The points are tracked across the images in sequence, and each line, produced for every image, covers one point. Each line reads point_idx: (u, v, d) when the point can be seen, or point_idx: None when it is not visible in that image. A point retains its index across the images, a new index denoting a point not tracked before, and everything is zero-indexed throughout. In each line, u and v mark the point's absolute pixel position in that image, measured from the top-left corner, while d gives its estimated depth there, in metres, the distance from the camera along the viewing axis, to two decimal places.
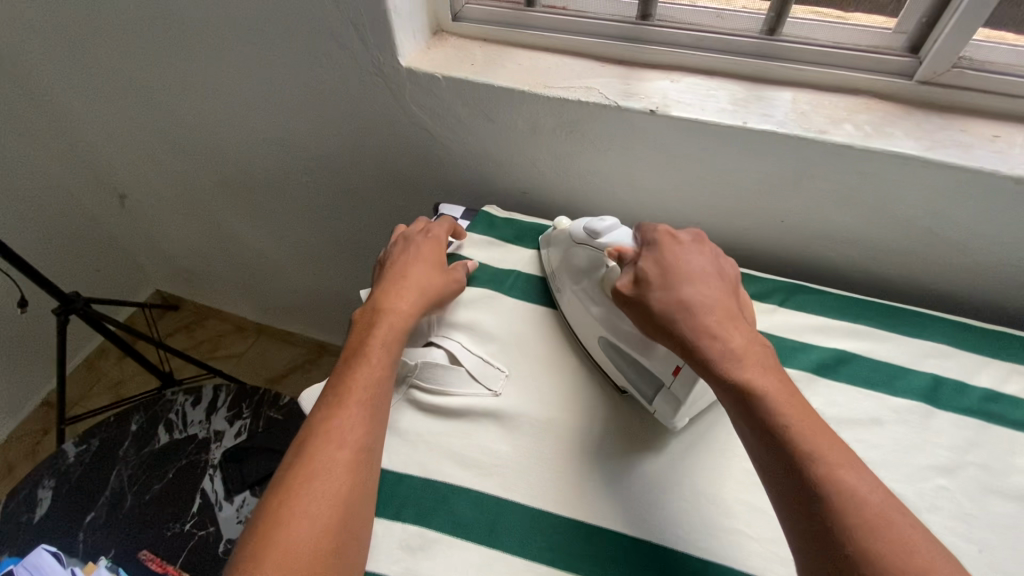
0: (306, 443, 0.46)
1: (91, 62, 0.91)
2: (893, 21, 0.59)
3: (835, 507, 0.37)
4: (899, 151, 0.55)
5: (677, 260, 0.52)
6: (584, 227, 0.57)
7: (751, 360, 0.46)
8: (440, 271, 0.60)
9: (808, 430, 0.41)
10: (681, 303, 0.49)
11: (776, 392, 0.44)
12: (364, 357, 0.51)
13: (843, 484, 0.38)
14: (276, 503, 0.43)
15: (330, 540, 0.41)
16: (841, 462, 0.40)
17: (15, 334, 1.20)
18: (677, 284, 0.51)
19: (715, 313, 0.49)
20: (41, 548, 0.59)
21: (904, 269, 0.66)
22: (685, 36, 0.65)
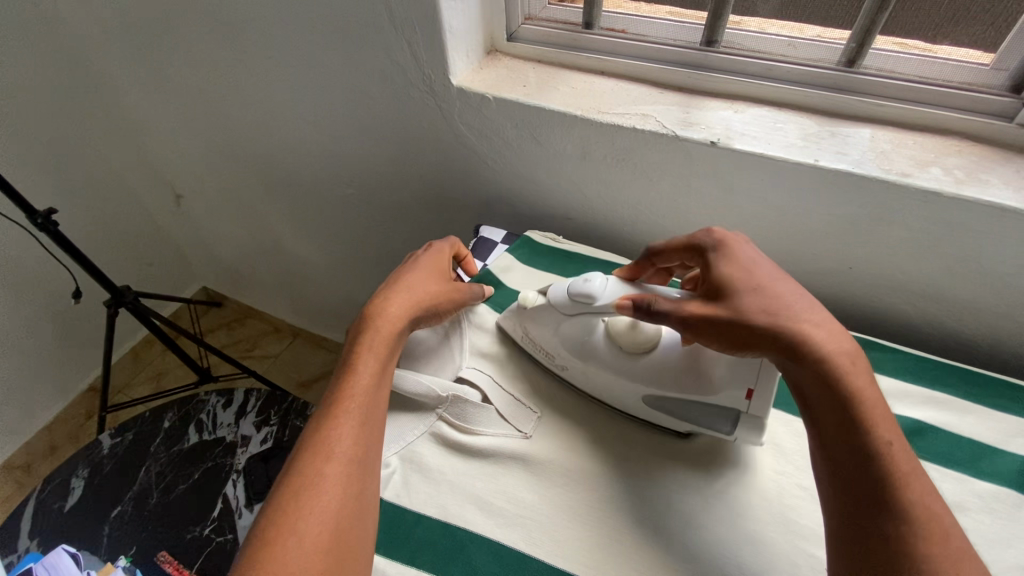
0: (294, 461, 0.43)
1: (158, 66, 0.95)
2: (989, 57, 0.54)
3: (924, 550, 0.35)
4: (995, 202, 0.49)
5: (761, 265, 0.47)
6: (569, 294, 0.53)
7: (851, 372, 0.41)
8: (443, 284, 0.57)
9: (901, 448, 0.39)
10: (784, 310, 0.44)
11: (878, 410, 0.40)
12: (356, 369, 0.49)
13: (932, 520, 0.36)
14: (265, 529, 0.40)
15: (322, 561, 0.39)
16: (924, 486, 0.37)
17: (68, 321, 1.26)
18: (777, 290, 0.45)
19: (816, 319, 0.43)
20: (61, 549, 0.61)
21: (990, 330, 0.59)
22: (753, 65, 0.61)
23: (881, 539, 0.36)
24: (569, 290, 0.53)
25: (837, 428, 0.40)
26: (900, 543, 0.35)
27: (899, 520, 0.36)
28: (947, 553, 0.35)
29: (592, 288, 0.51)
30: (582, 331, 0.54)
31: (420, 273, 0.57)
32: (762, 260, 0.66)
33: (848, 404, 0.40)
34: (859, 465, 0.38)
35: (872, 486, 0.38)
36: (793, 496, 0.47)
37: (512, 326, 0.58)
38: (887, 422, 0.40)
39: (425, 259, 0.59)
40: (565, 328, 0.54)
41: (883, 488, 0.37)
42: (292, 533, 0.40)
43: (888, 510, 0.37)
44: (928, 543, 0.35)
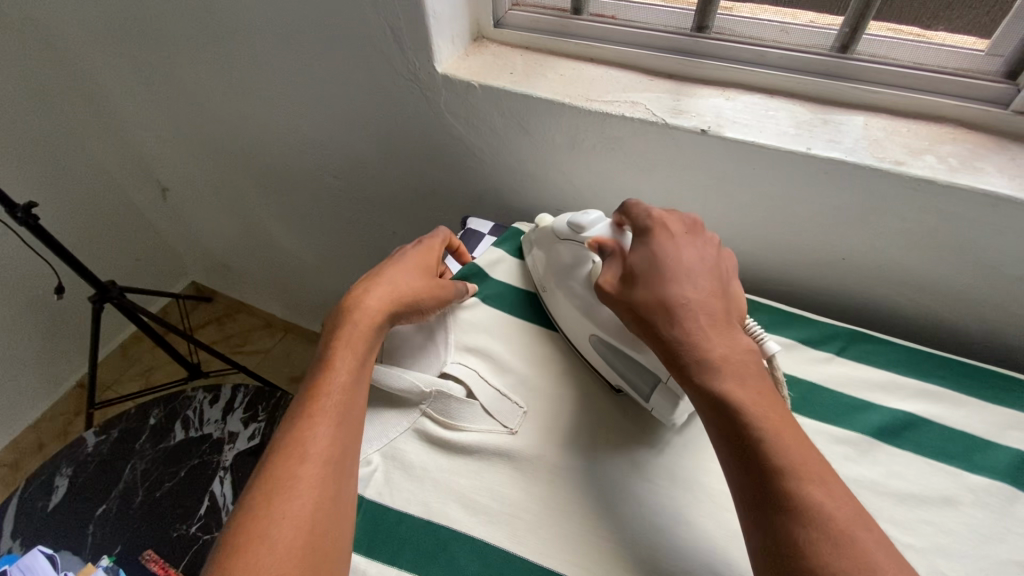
0: (268, 463, 0.43)
1: (138, 55, 0.92)
2: (985, 43, 0.52)
3: (805, 544, 0.34)
4: (989, 190, 0.48)
5: (670, 257, 0.48)
6: (568, 223, 0.57)
7: (728, 369, 0.42)
8: (430, 279, 0.57)
9: (786, 440, 0.39)
10: (668, 304, 0.46)
11: (753, 401, 0.41)
12: (334, 368, 0.48)
13: (813, 512, 0.35)
14: (236, 533, 0.39)
15: (295, 566, 0.38)
16: (811, 477, 0.37)
17: (53, 317, 1.24)
18: (663, 284, 0.47)
19: (696, 315, 0.45)
20: (37, 550, 0.60)
21: (983, 321, 0.58)
22: (745, 51, 0.60)
23: (765, 533, 0.36)
24: (570, 220, 0.57)
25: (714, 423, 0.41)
26: (779, 537, 0.35)
27: (778, 511, 0.36)
28: (827, 543, 0.34)
29: (584, 221, 0.56)
30: (572, 259, 0.56)
31: (405, 268, 0.57)
32: (754, 250, 0.65)
33: (721, 399, 0.41)
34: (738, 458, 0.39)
35: (750, 479, 0.38)
36: None
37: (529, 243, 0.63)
38: (767, 411, 0.40)
39: (410, 254, 0.59)
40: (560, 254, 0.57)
41: (766, 481, 0.37)
42: (264, 537, 0.39)
43: (770, 503, 0.37)
44: (807, 533, 0.35)
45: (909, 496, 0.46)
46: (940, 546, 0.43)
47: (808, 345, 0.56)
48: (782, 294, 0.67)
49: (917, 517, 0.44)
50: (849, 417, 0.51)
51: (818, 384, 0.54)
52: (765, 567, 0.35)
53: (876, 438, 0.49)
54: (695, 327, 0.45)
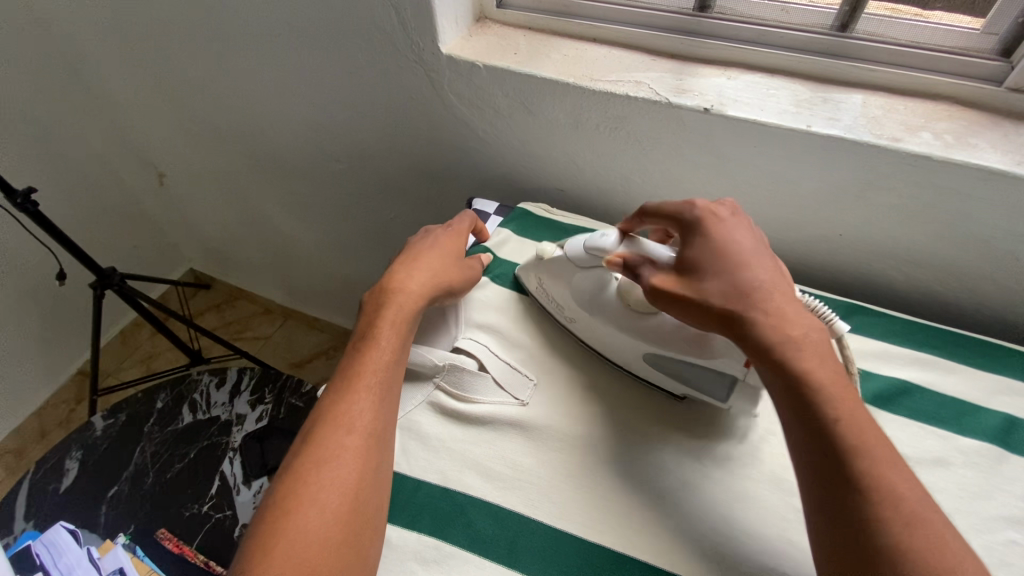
0: (311, 433, 0.44)
1: (134, 37, 0.91)
2: (981, 21, 0.54)
3: (878, 523, 0.35)
4: (982, 164, 0.50)
5: (728, 242, 0.47)
6: (585, 248, 0.54)
7: (809, 350, 0.42)
8: (459, 262, 0.58)
9: (861, 423, 0.39)
10: (737, 291, 0.45)
11: (828, 382, 0.40)
12: (373, 345, 0.49)
13: (889, 491, 0.36)
14: (283, 495, 0.41)
15: (342, 529, 0.40)
16: (885, 459, 0.37)
17: (54, 304, 1.24)
18: (731, 269, 0.46)
19: (768, 298, 0.44)
20: (59, 525, 0.61)
21: (975, 293, 0.60)
22: (745, 30, 0.61)
23: (841, 515, 0.36)
24: (586, 244, 0.54)
25: (796, 406, 0.40)
26: (850, 517, 0.36)
27: (856, 492, 0.36)
28: (903, 523, 0.35)
29: (604, 244, 0.53)
30: (592, 287, 0.55)
31: (436, 251, 0.57)
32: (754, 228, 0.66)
33: (799, 380, 0.41)
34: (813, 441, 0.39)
35: (826, 461, 0.38)
36: (784, 456, 0.48)
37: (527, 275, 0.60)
38: (840, 393, 0.40)
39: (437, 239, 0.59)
40: (577, 281, 0.56)
41: (842, 462, 0.37)
42: (312, 501, 0.41)
43: (848, 479, 0.37)
44: (881, 513, 0.35)
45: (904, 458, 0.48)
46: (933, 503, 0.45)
47: None
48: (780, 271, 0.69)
49: None
50: None
51: None
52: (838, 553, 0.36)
53: (873, 405, 0.51)
54: (773, 307, 0.44)
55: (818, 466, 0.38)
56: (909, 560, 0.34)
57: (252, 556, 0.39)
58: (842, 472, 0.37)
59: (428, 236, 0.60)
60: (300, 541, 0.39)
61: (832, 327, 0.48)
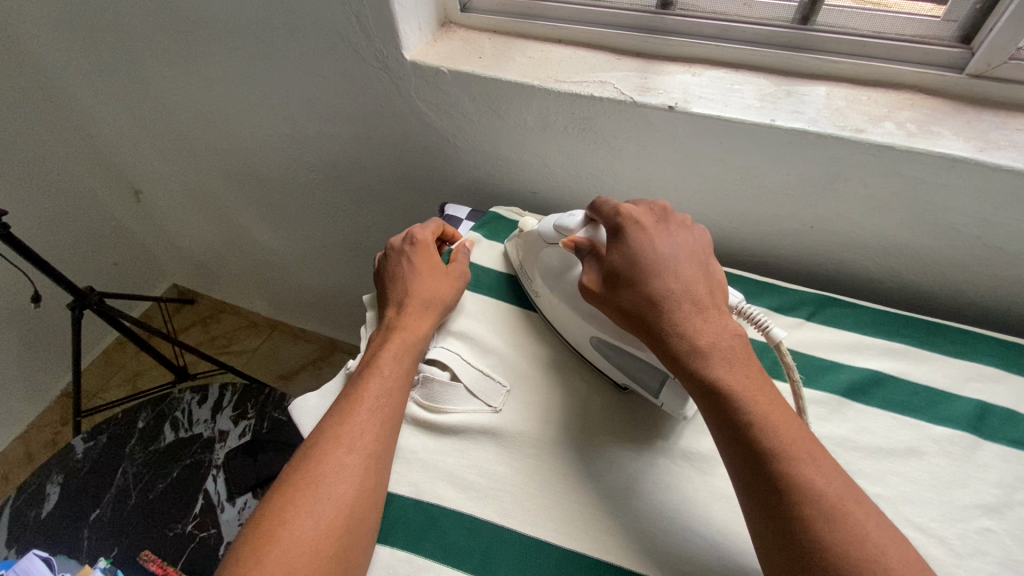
0: (313, 449, 0.44)
1: (98, 53, 0.90)
2: (941, 9, 0.53)
3: (797, 522, 0.36)
4: (945, 152, 0.50)
5: (648, 250, 0.48)
6: (554, 226, 0.56)
7: (719, 358, 0.43)
8: (444, 279, 0.57)
9: (777, 424, 0.40)
10: (651, 300, 0.46)
11: (744, 388, 0.42)
12: (377, 367, 0.49)
13: (808, 491, 0.37)
14: (280, 503, 0.41)
15: (334, 544, 0.40)
16: (802, 459, 0.38)
17: (32, 325, 1.22)
18: (643, 279, 0.47)
19: (683, 306, 0.46)
20: (32, 553, 0.58)
21: (946, 280, 0.60)
22: (709, 27, 0.61)
23: (768, 519, 0.37)
24: (555, 223, 0.56)
25: (711, 412, 0.42)
26: (776, 519, 0.37)
27: (777, 496, 0.37)
28: (824, 519, 0.36)
29: (569, 224, 0.54)
30: (561, 263, 0.55)
31: (423, 275, 0.57)
32: (725, 224, 0.66)
33: (716, 388, 0.42)
34: (732, 446, 0.41)
35: (747, 467, 0.39)
36: None
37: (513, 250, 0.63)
38: (757, 397, 0.41)
39: (429, 251, 0.59)
40: (547, 256, 0.57)
41: (760, 466, 0.39)
42: (307, 513, 0.41)
43: (766, 482, 0.38)
44: (800, 511, 0.36)
45: (878, 449, 0.48)
46: (906, 494, 0.45)
47: (780, 312, 0.58)
48: (755, 265, 0.69)
49: (885, 469, 0.47)
50: (821, 378, 0.53)
51: (791, 348, 0.55)
52: (779, 558, 0.37)
53: (846, 397, 0.51)
54: (683, 317, 0.45)
55: (741, 473, 0.40)
56: (828, 558, 0.35)
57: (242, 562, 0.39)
58: (761, 476, 0.38)
59: (402, 259, 0.59)
60: (291, 554, 0.39)
61: (770, 335, 0.48)
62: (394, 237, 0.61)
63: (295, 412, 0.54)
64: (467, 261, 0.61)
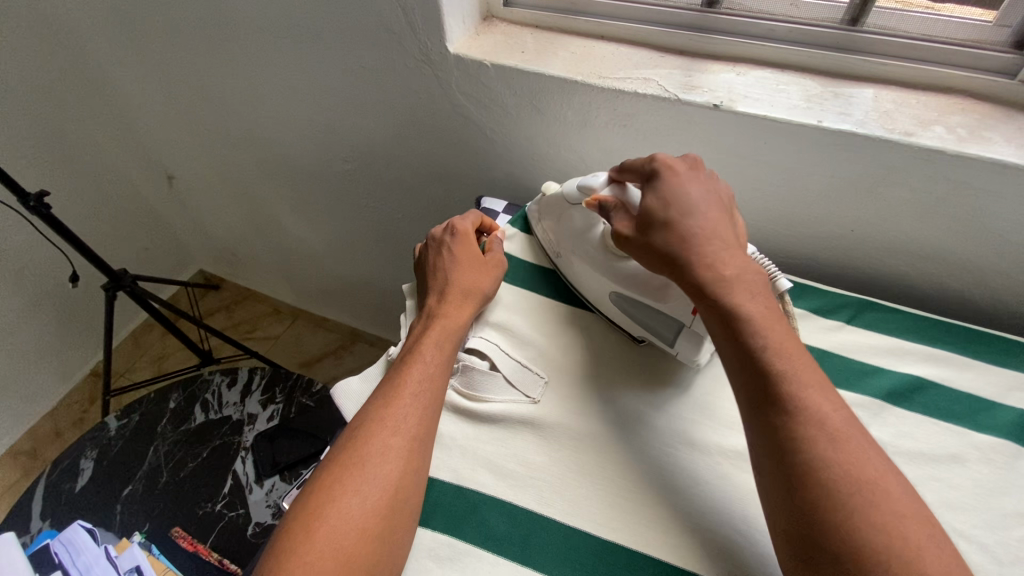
0: (360, 431, 0.45)
1: (142, 39, 0.92)
2: (992, 14, 0.53)
3: (801, 439, 0.38)
4: (998, 159, 0.49)
5: (683, 190, 0.48)
6: (577, 188, 0.57)
7: (741, 288, 0.44)
8: (485, 271, 0.58)
9: (790, 353, 0.42)
10: (684, 236, 0.46)
11: (763, 319, 0.43)
12: (420, 353, 0.50)
13: (814, 413, 0.39)
14: (327, 482, 0.43)
15: (381, 523, 0.41)
16: (812, 386, 0.40)
17: (66, 305, 1.25)
18: (678, 217, 0.47)
19: (712, 242, 0.46)
20: (77, 524, 0.61)
21: (989, 288, 0.60)
22: (755, 26, 0.60)
23: (773, 437, 0.39)
24: (579, 184, 0.56)
25: (728, 340, 0.43)
26: (780, 436, 0.39)
27: (785, 418, 0.39)
28: (824, 439, 0.38)
29: (593, 183, 0.55)
30: (583, 224, 0.58)
31: (464, 266, 0.57)
32: (764, 225, 0.66)
33: (736, 318, 0.43)
34: (747, 373, 0.42)
35: (759, 393, 0.41)
36: None
37: (533, 208, 0.65)
38: (774, 327, 0.42)
39: (469, 241, 0.59)
40: (571, 217, 0.59)
41: (771, 390, 0.40)
42: (354, 493, 0.42)
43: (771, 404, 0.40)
44: (804, 432, 0.38)
45: (920, 455, 0.48)
46: (948, 500, 0.45)
47: (820, 314, 0.58)
48: (791, 267, 0.69)
49: (927, 475, 0.46)
50: (861, 382, 0.53)
51: (830, 350, 0.55)
52: (774, 472, 0.39)
53: (887, 401, 0.51)
54: (711, 252, 0.46)
55: (752, 397, 0.41)
56: (827, 476, 0.37)
57: (291, 537, 0.40)
58: (771, 400, 0.40)
59: (443, 249, 0.59)
60: (341, 529, 0.40)
61: (775, 284, 0.51)
62: (435, 227, 0.62)
63: (337, 395, 0.55)
64: (502, 250, 0.61)
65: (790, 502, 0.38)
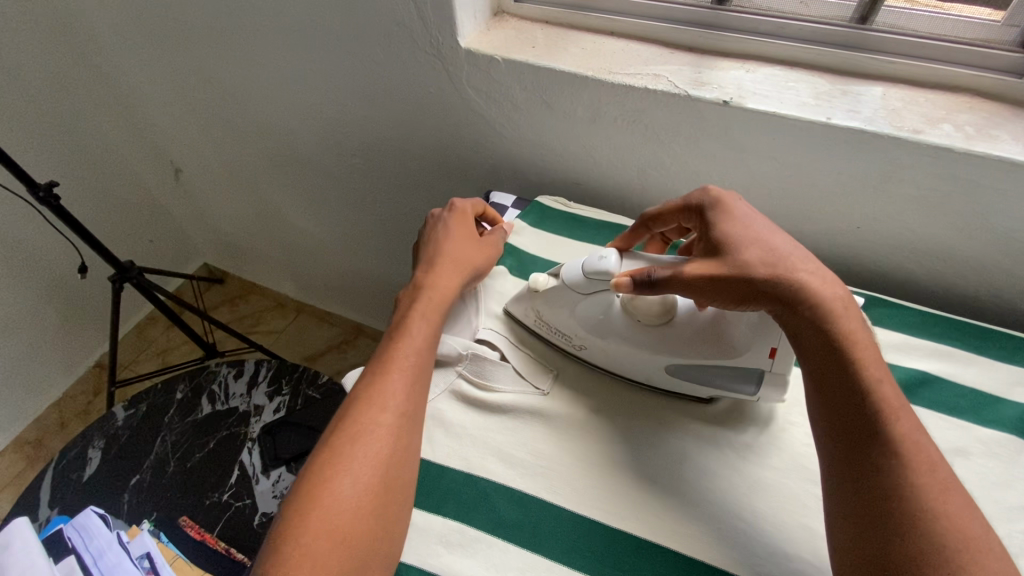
0: (349, 410, 0.45)
1: (153, 31, 0.92)
2: (1000, 13, 0.54)
3: (904, 472, 0.37)
4: (1004, 156, 0.50)
5: (764, 218, 0.49)
6: (584, 272, 0.51)
7: (838, 314, 0.43)
8: (479, 249, 0.59)
9: (885, 384, 0.41)
10: (775, 257, 0.46)
11: (861, 347, 0.42)
12: (406, 327, 0.50)
13: (917, 449, 0.38)
14: (319, 464, 0.43)
15: (372, 503, 0.42)
16: (910, 422, 0.40)
17: (72, 296, 1.25)
18: (768, 241, 0.46)
19: (805, 266, 0.45)
20: (90, 510, 0.62)
21: (993, 286, 0.60)
22: (765, 23, 0.61)
23: (873, 466, 0.38)
24: (583, 267, 0.51)
25: (826, 366, 0.42)
26: (878, 464, 0.38)
27: (887, 449, 0.38)
28: (925, 475, 0.37)
29: (606, 267, 0.50)
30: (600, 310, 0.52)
31: (456, 241, 0.58)
32: (771, 222, 0.66)
33: (836, 344, 0.42)
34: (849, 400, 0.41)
35: (859, 422, 0.40)
36: (804, 444, 0.49)
37: (522, 311, 0.57)
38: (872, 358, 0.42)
39: (466, 217, 0.61)
40: (582, 308, 0.53)
41: (874, 421, 0.39)
42: (346, 472, 0.42)
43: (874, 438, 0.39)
44: (907, 466, 0.38)
45: None
46: None
47: None
48: None
49: None
50: None
51: None
52: (868, 500, 0.38)
53: None
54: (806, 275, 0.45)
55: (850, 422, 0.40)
56: (931, 513, 0.36)
57: (287, 518, 0.41)
58: (869, 429, 0.39)
59: (437, 224, 0.60)
60: (335, 511, 0.41)
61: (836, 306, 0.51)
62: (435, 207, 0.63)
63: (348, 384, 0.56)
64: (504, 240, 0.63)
65: (882, 529, 0.36)
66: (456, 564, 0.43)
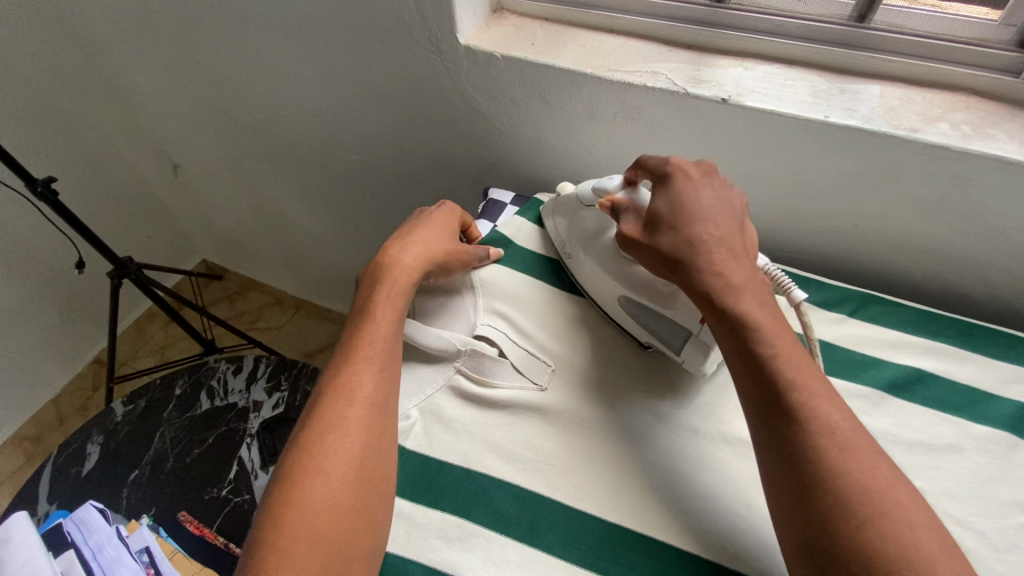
0: (318, 406, 0.46)
1: (151, 27, 0.92)
2: (997, 13, 0.54)
3: (809, 445, 0.38)
4: (1000, 155, 0.50)
5: (692, 197, 0.50)
6: (592, 189, 0.58)
7: (748, 294, 0.45)
8: (454, 241, 0.60)
9: (795, 360, 0.42)
10: (690, 241, 0.48)
11: (768, 325, 0.43)
12: (371, 319, 0.52)
13: (822, 421, 0.39)
14: (291, 465, 0.44)
15: (348, 498, 0.42)
16: (819, 394, 0.40)
17: (71, 292, 1.25)
18: (686, 224, 0.49)
19: (719, 250, 0.47)
20: (89, 504, 0.62)
21: (989, 284, 0.61)
22: (764, 21, 0.61)
23: (779, 444, 0.39)
24: (594, 187, 0.58)
25: (734, 347, 0.44)
26: (785, 441, 0.39)
27: (791, 423, 0.39)
28: (832, 445, 0.38)
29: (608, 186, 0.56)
30: (597, 226, 0.58)
31: (428, 232, 0.60)
32: (769, 219, 0.67)
33: (742, 323, 0.44)
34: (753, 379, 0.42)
35: (762, 400, 0.41)
36: None
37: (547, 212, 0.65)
38: (781, 335, 0.43)
39: (441, 216, 0.63)
40: (583, 219, 0.59)
41: (777, 398, 0.41)
42: (318, 471, 0.43)
43: (780, 414, 0.40)
44: (812, 439, 0.38)
45: (919, 444, 0.49)
46: (946, 488, 0.46)
47: (822, 307, 0.59)
48: (794, 262, 0.70)
49: (926, 463, 0.47)
50: (862, 373, 0.54)
51: (832, 341, 0.56)
52: (783, 482, 0.39)
53: (887, 392, 0.52)
54: (717, 258, 0.47)
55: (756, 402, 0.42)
56: (837, 484, 0.36)
57: (264, 523, 0.41)
58: (774, 405, 0.40)
59: (412, 223, 0.62)
60: (305, 508, 0.41)
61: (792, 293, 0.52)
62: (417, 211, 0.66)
63: None
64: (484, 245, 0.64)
65: (802, 513, 0.37)
66: (453, 558, 0.43)
